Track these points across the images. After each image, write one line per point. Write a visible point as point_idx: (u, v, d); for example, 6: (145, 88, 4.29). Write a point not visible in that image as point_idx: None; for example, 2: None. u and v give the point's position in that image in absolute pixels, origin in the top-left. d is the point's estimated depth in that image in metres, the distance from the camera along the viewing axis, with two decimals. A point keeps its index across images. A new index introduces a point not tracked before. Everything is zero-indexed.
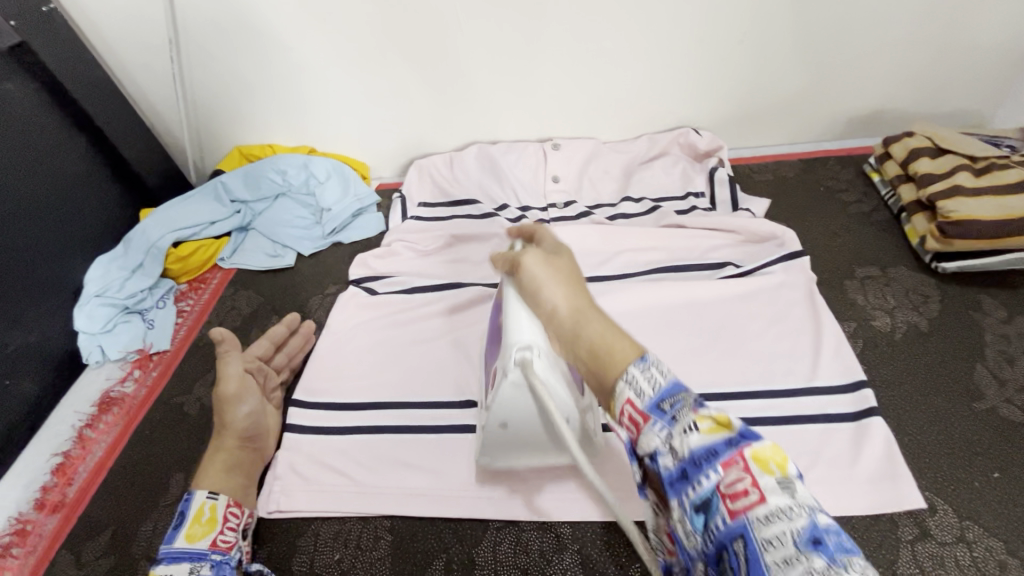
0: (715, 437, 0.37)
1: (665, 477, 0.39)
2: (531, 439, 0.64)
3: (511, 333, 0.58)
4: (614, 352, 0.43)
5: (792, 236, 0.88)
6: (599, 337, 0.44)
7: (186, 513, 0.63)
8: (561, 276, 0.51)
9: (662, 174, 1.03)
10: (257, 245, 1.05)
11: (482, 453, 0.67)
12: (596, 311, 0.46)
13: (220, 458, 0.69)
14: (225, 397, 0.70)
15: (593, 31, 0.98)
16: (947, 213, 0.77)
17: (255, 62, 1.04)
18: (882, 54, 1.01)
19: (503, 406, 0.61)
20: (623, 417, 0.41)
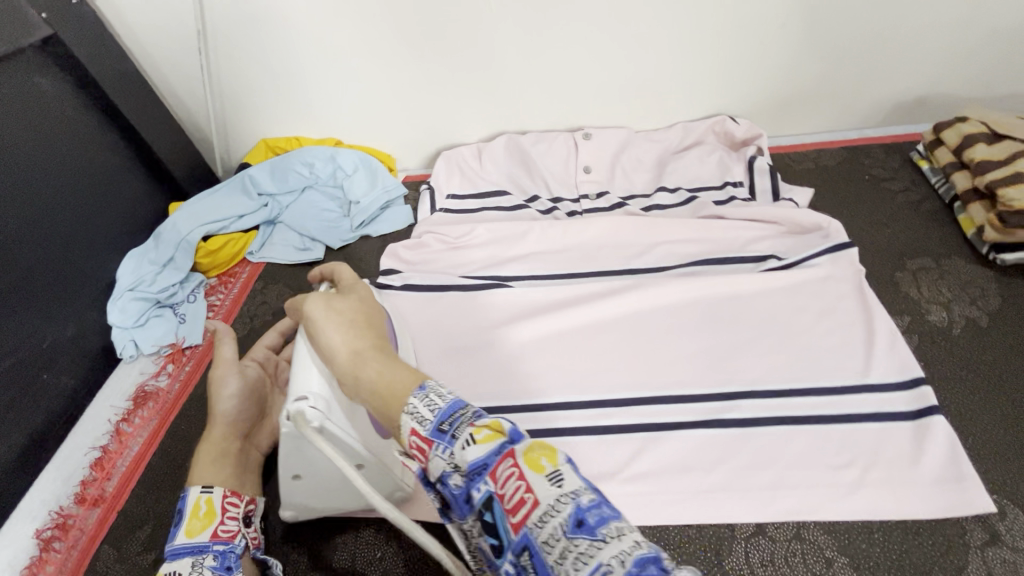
0: (488, 447, 0.39)
1: (456, 495, 0.40)
2: (327, 488, 0.62)
3: (296, 385, 0.56)
4: (391, 389, 0.47)
5: (838, 226, 0.84)
6: (379, 374, 0.49)
7: (183, 509, 0.61)
8: (345, 316, 0.55)
9: (699, 164, 1.00)
10: (286, 239, 1.05)
11: (285, 506, 0.64)
12: (378, 350, 0.52)
13: (206, 446, 0.67)
14: (213, 379, 0.71)
15: (629, 17, 0.95)
16: (1009, 202, 0.73)
17: (281, 54, 1.03)
18: (930, 36, 0.97)
19: (290, 460, 0.58)
20: (412, 446, 0.43)
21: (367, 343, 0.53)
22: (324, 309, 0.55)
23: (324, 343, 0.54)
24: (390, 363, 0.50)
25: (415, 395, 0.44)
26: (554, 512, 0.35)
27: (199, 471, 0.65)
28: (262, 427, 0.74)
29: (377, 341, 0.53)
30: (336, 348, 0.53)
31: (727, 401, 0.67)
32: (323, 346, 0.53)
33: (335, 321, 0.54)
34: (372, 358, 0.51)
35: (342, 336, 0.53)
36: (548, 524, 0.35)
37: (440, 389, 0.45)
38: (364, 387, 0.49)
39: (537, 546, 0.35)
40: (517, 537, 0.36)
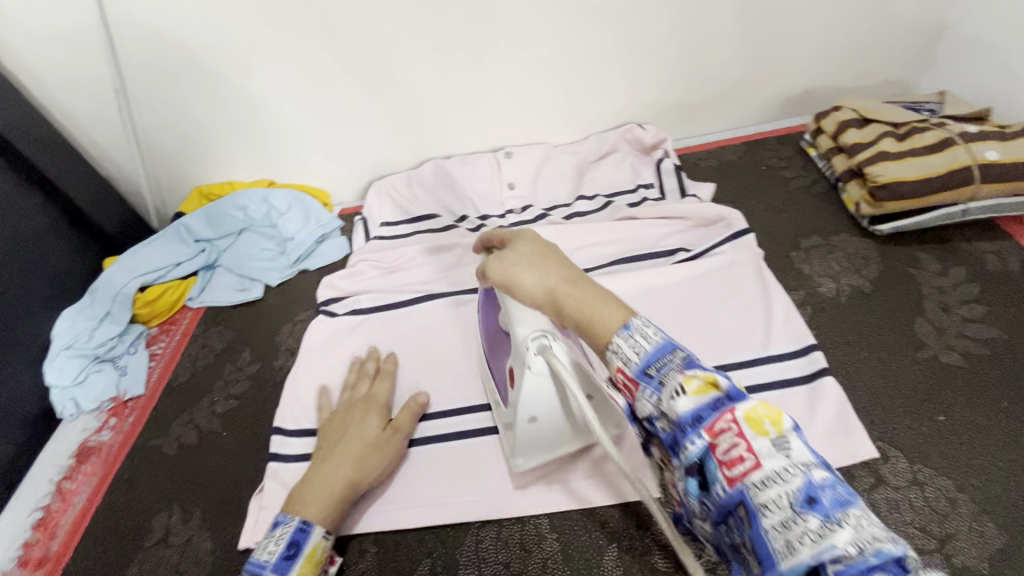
0: (703, 399, 0.41)
1: (665, 439, 0.43)
2: (562, 424, 0.65)
3: (518, 329, 0.58)
4: (602, 322, 0.48)
5: (738, 215, 0.91)
6: (580, 305, 0.51)
7: (298, 546, 0.61)
8: (526, 261, 0.57)
9: (612, 170, 1.07)
10: (225, 281, 1.07)
11: (516, 453, 0.68)
12: (570, 283, 0.53)
13: (327, 492, 0.65)
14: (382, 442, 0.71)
15: (529, 41, 1.02)
16: (876, 177, 0.80)
17: (203, 103, 1.06)
18: (805, 37, 1.06)
19: (529, 401, 0.62)
20: (619, 382, 0.46)
21: (558, 278, 0.54)
22: (511, 258, 0.59)
23: (520, 290, 0.57)
24: (591, 291, 0.52)
25: (621, 336, 0.46)
26: (780, 480, 0.37)
27: (301, 498, 0.65)
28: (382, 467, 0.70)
29: (566, 271, 0.55)
30: (534, 288, 0.55)
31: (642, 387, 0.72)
32: (525, 293, 0.56)
33: (520, 266, 0.57)
34: (566, 291, 0.52)
35: (536, 275, 0.55)
36: (771, 489, 0.37)
37: (649, 331, 0.46)
38: (572, 324, 0.51)
39: (753, 505, 0.37)
40: (730, 490, 0.38)
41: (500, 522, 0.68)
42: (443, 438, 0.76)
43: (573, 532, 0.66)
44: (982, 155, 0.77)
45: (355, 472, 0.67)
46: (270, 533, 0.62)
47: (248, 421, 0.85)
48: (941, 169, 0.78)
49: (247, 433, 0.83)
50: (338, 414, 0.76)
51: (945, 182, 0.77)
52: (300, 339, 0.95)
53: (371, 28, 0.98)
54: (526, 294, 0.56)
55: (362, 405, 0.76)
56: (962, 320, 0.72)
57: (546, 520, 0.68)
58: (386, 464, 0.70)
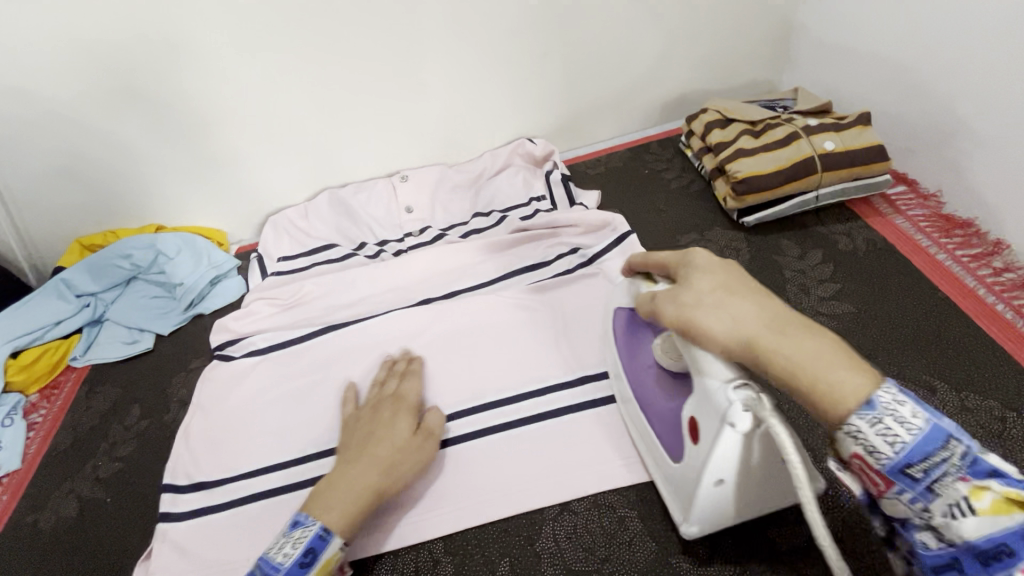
0: (1001, 521, 0.42)
1: (929, 559, 0.45)
2: (750, 484, 0.57)
3: (714, 379, 0.53)
4: (837, 385, 0.46)
5: (620, 219, 0.96)
6: (804, 362, 0.47)
7: (317, 552, 0.58)
8: (714, 301, 0.53)
9: (506, 186, 1.09)
10: (112, 335, 1.01)
11: (692, 522, 0.60)
12: (776, 326, 0.50)
13: (354, 494, 0.62)
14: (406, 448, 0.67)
15: (406, 66, 1.03)
16: (735, 173, 0.86)
17: (71, 151, 1.01)
18: (671, 45, 1.13)
19: (719, 465, 0.54)
20: (855, 466, 0.47)
21: (762, 327, 0.50)
22: (694, 296, 0.55)
23: (706, 339, 0.53)
24: (813, 339, 0.48)
25: (863, 415, 0.45)
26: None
27: (324, 500, 0.61)
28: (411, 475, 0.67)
29: (769, 317, 0.51)
30: (729, 333, 0.51)
31: (527, 402, 0.78)
32: (712, 343, 0.52)
33: (703, 308, 0.53)
34: (777, 341, 0.49)
35: (729, 315, 0.52)
36: None
37: (901, 408, 0.45)
38: (785, 381, 0.49)
39: None
40: None
41: (396, 552, 0.67)
42: None
43: (468, 552, 0.66)
44: (821, 146, 0.84)
45: (384, 478, 0.64)
46: (288, 533, 0.59)
47: (137, 483, 0.80)
48: (790, 161, 0.84)
49: (135, 496, 0.79)
50: (360, 416, 0.72)
51: (794, 172, 0.83)
52: (192, 388, 0.91)
53: (238, 63, 0.97)
54: (711, 339, 0.52)
55: (391, 404, 0.72)
56: (818, 299, 0.78)
57: (441, 543, 0.67)
58: (410, 474, 0.66)
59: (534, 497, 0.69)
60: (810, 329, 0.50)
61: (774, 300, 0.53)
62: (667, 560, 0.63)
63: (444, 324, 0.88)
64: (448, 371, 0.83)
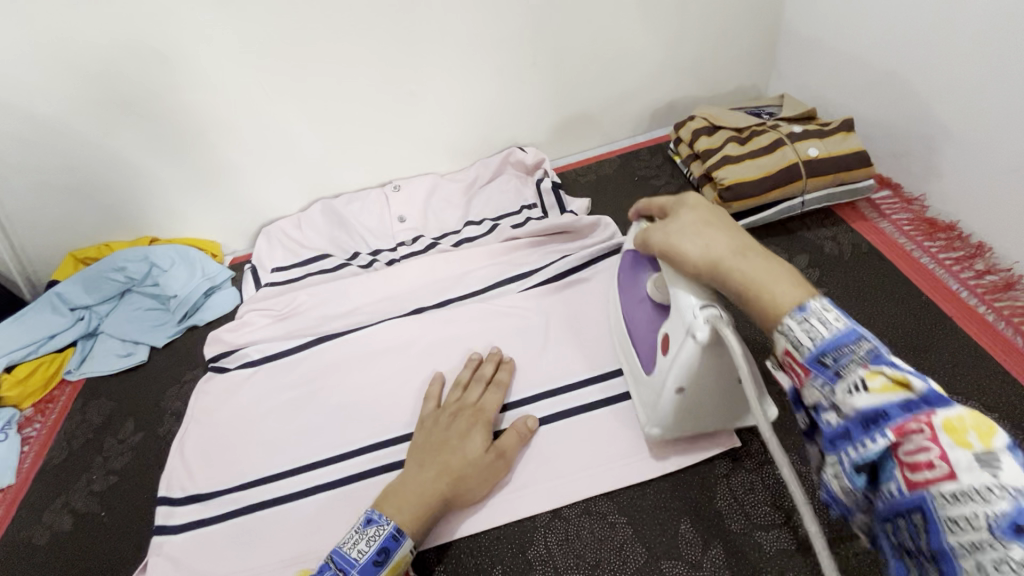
0: (889, 396, 0.43)
1: (828, 432, 0.47)
2: (708, 395, 0.64)
3: (685, 302, 0.60)
4: (778, 295, 0.51)
5: (611, 225, 0.97)
6: (753, 277, 0.53)
7: (389, 552, 0.60)
8: (690, 229, 0.60)
9: (498, 194, 1.10)
10: (106, 349, 1.01)
11: (653, 425, 0.68)
12: (740, 250, 0.56)
13: (424, 497, 0.64)
14: (475, 457, 0.67)
15: (396, 77, 1.05)
16: (722, 180, 0.87)
17: (65, 165, 1.02)
18: (659, 53, 1.14)
19: (680, 370, 0.62)
20: (787, 364, 0.50)
21: (727, 249, 0.57)
22: (675, 227, 0.62)
23: (681, 258, 0.60)
24: (770, 263, 0.54)
25: (794, 316, 0.49)
26: (976, 498, 0.38)
27: (395, 501, 0.63)
28: (479, 485, 0.67)
29: (733, 244, 0.57)
30: (699, 253, 0.58)
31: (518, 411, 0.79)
32: (683, 261, 0.60)
33: (682, 235, 0.60)
34: (735, 261, 0.55)
35: (702, 241, 0.58)
36: (964, 504, 0.39)
37: (827, 313, 0.48)
38: (735, 293, 0.55)
39: (938, 514, 0.40)
40: (912, 494, 0.42)
41: None
42: (335, 484, 0.75)
43: (460, 559, 0.67)
44: (806, 152, 0.85)
45: (450, 487, 0.65)
46: (362, 530, 0.61)
47: (131, 496, 0.80)
48: (776, 167, 0.85)
49: (130, 508, 0.79)
50: (437, 420, 0.72)
51: (779, 178, 0.85)
52: (186, 400, 0.91)
53: (229, 75, 0.98)
54: (687, 259, 0.59)
55: (469, 415, 0.72)
56: None
57: (434, 552, 0.67)
58: (480, 490, 0.67)
59: (526, 503, 0.69)
60: (768, 255, 0.55)
61: (743, 232, 0.59)
62: (657, 565, 0.63)
63: (436, 333, 0.89)
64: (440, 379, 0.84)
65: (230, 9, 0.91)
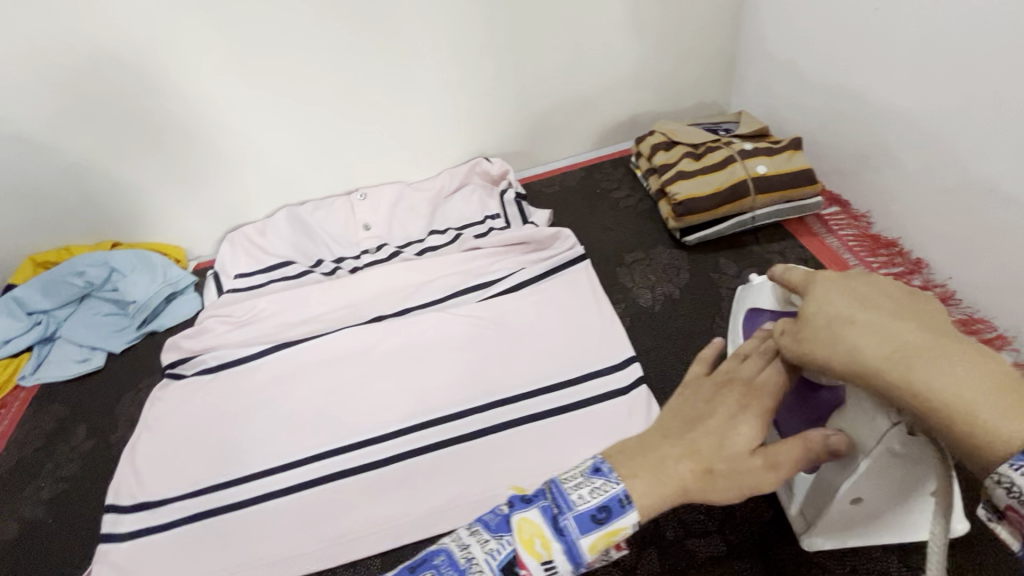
0: None
1: None
2: (888, 505, 0.58)
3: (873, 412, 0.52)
4: (993, 422, 0.40)
5: (571, 234, 0.98)
6: (942, 396, 0.42)
7: (612, 514, 0.47)
8: (824, 324, 0.49)
9: (462, 203, 1.12)
10: (62, 354, 1.00)
11: (814, 535, 0.62)
12: (901, 347, 0.45)
13: (677, 467, 0.49)
14: (733, 451, 0.50)
15: (363, 87, 1.06)
16: (675, 195, 0.89)
17: (24, 168, 1.01)
18: (622, 69, 1.17)
19: (859, 485, 0.55)
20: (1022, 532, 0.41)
21: (888, 351, 0.45)
22: (811, 326, 0.50)
23: (824, 365, 0.49)
24: (949, 365, 0.43)
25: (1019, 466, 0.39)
26: None
27: (636, 470, 0.50)
28: (745, 483, 0.49)
29: (894, 340, 0.45)
30: (846, 362, 0.47)
31: (470, 419, 0.80)
32: (830, 369, 0.49)
33: (817, 335, 0.49)
34: (911, 372, 0.44)
35: (847, 343, 0.47)
36: None
37: None
38: (915, 411, 0.44)
39: None
40: None
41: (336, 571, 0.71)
42: (286, 492, 0.76)
43: None
44: (755, 169, 0.88)
45: (700, 473, 0.49)
46: (590, 477, 0.49)
47: (79, 504, 0.80)
48: (726, 183, 0.88)
49: (77, 517, 0.79)
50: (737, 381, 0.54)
51: (729, 194, 0.87)
52: (141, 408, 0.90)
53: (191, 83, 0.98)
54: (834, 369, 0.48)
55: (734, 391, 0.53)
56: None
57: None
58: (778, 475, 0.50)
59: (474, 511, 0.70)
60: (958, 353, 0.43)
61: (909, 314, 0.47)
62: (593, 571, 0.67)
63: (392, 341, 0.89)
64: (393, 388, 0.84)
65: (188, 16, 0.92)
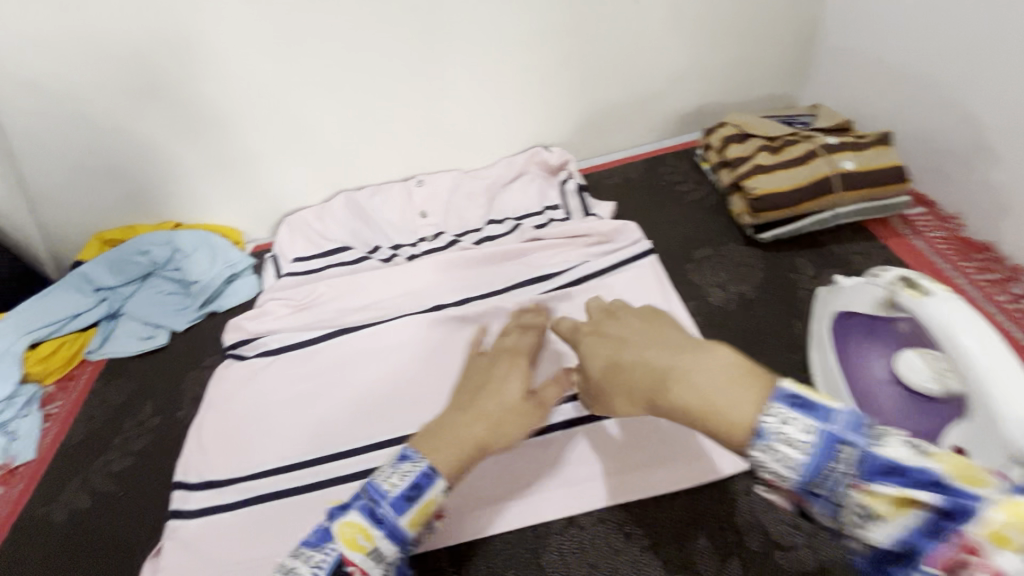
0: (904, 522, 0.37)
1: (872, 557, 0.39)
2: None
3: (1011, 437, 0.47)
4: (738, 412, 0.40)
5: (635, 228, 0.95)
6: (710, 392, 0.42)
7: (422, 489, 0.50)
8: (642, 341, 0.51)
9: (521, 193, 1.09)
10: (127, 330, 1.02)
11: None
12: (681, 355, 0.46)
13: (482, 422, 0.55)
14: (512, 406, 0.57)
15: (426, 71, 1.04)
16: (753, 189, 0.85)
17: (96, 147, 1.03)
18: (691, 57, 1.12)
19: None
20: None
21: (671, 360, 0.46)
22: (616, 330, 0.56)
23: (621, 367, 0.50)
24: (724, 368, 0.43)
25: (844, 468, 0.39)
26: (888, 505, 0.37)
27: (437, 440, 0.54)
28: (517, 440, 0.56)
29: (673, 351, 0.47)
30: (642, 364, 0.48)
31: None
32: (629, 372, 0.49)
33: (640, 347, 0.51)
34: (688, 364, 0.44)
35: (645, 358, 0.48)
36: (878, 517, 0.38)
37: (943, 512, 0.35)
38: (679, 406, 0.43)
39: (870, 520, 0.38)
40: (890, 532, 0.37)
41: None
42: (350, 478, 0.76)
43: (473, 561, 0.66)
44: (841, 165, 0.83)
45: (487, 434, 0.55)
46: (394, 466, 0.51)
47: (148, 479, 0.81)
48: (809, 179, 0.83)
49: (146, 491, 0.80)
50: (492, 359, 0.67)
51: (812, 191, 0.83)
52: (205, 387, 0.92)
53: (261, 66, 0.98)
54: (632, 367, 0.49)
55: (509, 359, 0.64)
56: None
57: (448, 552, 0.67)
58: (515, 435, 0.56)
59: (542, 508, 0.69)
60: (731, 358, 0.44)
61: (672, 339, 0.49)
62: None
63: (454, 330, 0.88)
64: (457, 377, 0.83)
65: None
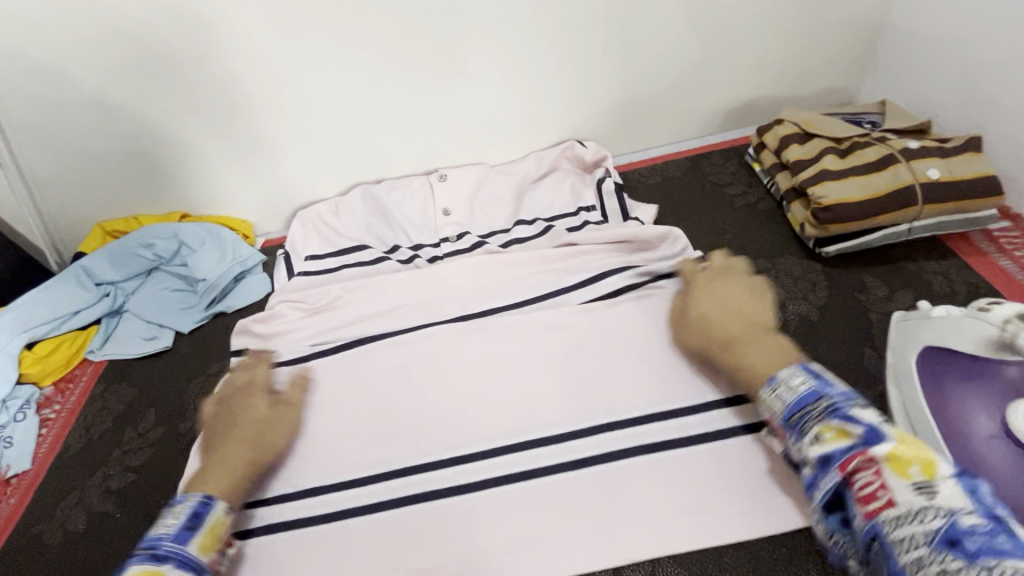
0: (835, 444, 0.54)
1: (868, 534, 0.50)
2: None
3: None
4: (766, 368, 0.63)
5: (680, 235, 0.87)
6: (763, 358, 0.64)
7: (201, 519, 0.59)
8: (727, 302, 0.72)
9: (552, 192, 1.01)
10: (130, 330, 0.96)
11: None
12: (757, 329, 0.68)
13: (708, 309, 0.71)
14: (705, 319, 0.71)
15: (453, 56, 0.95)
16: (819, 198, 0.76)
17: (98, 132, 0.96)
18: (743, 46, 1.02)
19: None
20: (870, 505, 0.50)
21: None
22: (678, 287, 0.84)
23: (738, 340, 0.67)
24: (771, 344, 0.66)
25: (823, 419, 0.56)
26: (915, 518, 0.47)
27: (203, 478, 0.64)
28: (697, 342, 0.71)
29: None
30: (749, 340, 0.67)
31: (570, 445, 0.71)
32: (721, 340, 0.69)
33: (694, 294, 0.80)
34: (750, 335, 0.67)
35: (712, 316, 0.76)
36: (907, 525, 0.47)
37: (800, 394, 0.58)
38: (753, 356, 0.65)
39: (887, 538, 0.48)
40: (867, 525, 0.50)
41: None
42: (368, 509, 0.69)
43: None
44: (924, 173, 0.74)
45: (717, 312, 0.71)
46: (169, 507, 0.60)
47: (149, 497, 0.75)
48: (885, 188, 0.74)
49: (147, 511, 0.74)
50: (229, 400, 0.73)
51: (889, 202, 0.74)
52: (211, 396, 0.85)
53: (277, 47, 0.90)
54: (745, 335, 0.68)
55: (732, 275, 0.76)
56: None
57: None
58: (275, 445, 0.70)
59: None
60: (782, 344, 0.66)
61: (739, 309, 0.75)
62: None
63: (482, 345, 0.80)
64: (485, 398, 0.75)
65: None
